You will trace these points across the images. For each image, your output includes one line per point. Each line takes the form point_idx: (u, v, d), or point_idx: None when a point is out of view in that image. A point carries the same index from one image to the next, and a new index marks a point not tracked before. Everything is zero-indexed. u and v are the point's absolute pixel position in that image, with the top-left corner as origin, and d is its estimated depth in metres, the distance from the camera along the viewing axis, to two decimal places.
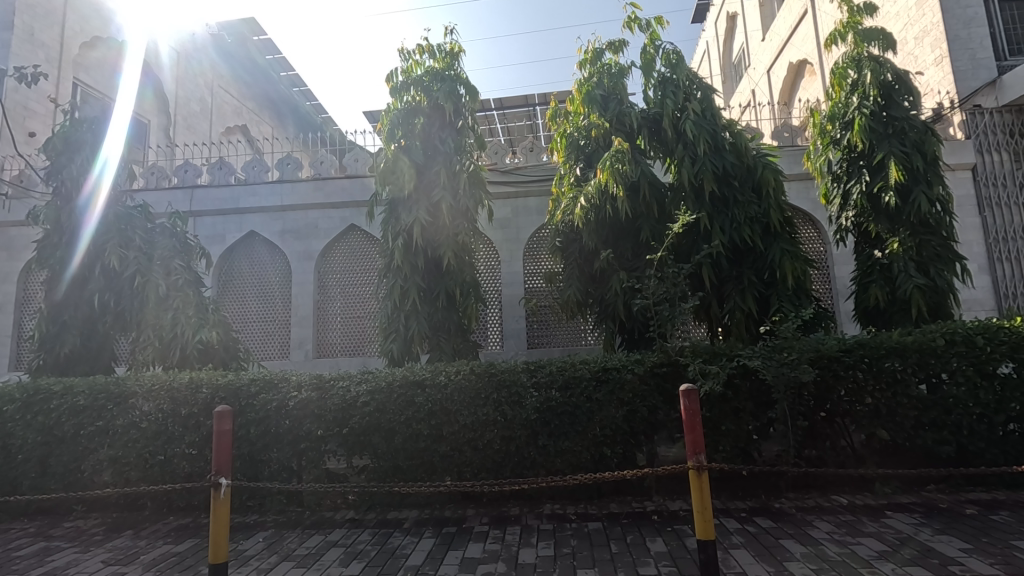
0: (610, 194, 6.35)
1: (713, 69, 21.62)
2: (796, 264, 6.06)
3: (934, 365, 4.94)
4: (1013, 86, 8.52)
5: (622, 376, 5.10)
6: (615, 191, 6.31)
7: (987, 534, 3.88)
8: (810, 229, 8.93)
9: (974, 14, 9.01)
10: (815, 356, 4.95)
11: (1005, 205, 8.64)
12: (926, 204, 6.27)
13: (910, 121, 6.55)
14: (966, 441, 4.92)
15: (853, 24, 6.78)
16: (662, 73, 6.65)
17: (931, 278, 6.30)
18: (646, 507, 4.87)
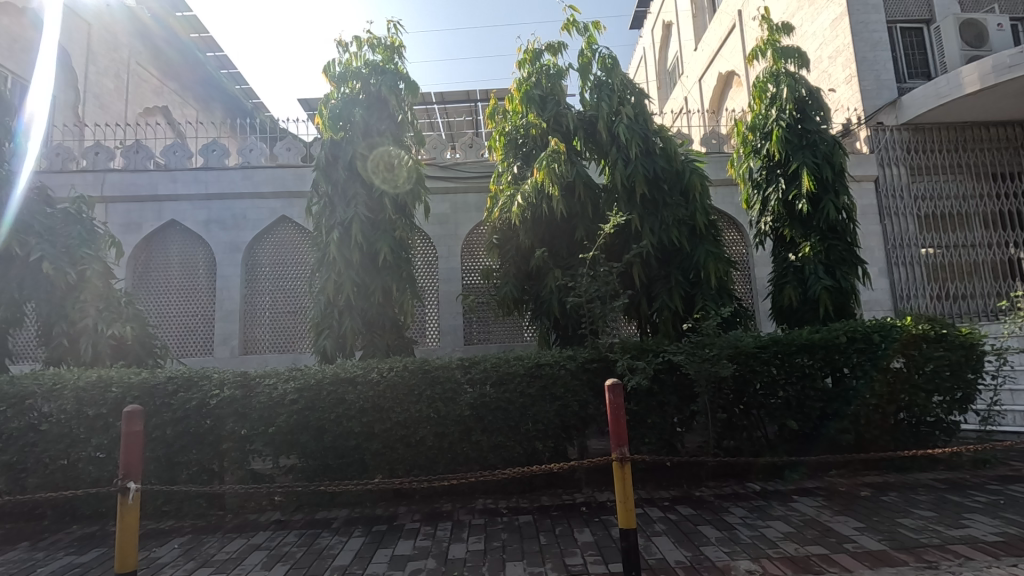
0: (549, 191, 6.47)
1: (649, 75, 22.38)
2: (718, 265, 6.39)
3: (837, 360, 5.37)
4: (910, 106, 9.34)
5: (554, 372, 5.20)
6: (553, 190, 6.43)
7: (878, 513, 4.27)
8: (733, 233, 9.43)
9: (880, 38, 9.85)
10: (734, 352, 5.27)
11: (903, 215, 9.48)
12: (834, 211, 6.78)
13: (822, 134, 7.07)
14: (864, 430, 5.36)
15: (772, 41, 7.24)
16: (599, 77, 6.81)
17: (838, 279, 6.79)
18: (575, 499, 5.01)
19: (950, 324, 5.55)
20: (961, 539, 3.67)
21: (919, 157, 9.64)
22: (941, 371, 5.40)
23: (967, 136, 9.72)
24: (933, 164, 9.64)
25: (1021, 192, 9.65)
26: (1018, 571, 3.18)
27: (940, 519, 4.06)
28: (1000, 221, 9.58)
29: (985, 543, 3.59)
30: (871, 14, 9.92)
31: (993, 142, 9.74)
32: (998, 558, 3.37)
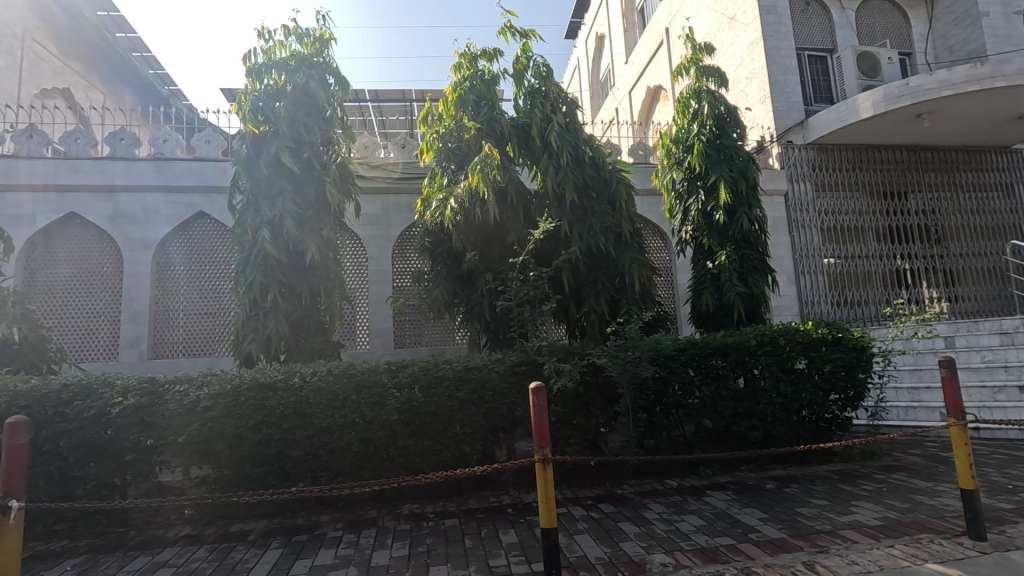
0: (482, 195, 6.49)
1: (583, 84, 23.00)
2: (642, 271, 6.67)
3: (748, 362, 5.75)
4: (815, 127, 10.15)
5: (483, 375, 5.22)
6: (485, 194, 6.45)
7: (780, 504, 4.61)
8: (658, 240, 9.85)
9: (789, 63, 10.66)
10: (654, 354, 5.53)
11: (809, 227, 10.25)
12: (747, 222, 7.25)
13: (738, 150, 7.54)
14: (771, 427, 5.74)
15: (695, 60, 7.66)
16: (533, 84, 6.92)
17: (750, 287, 7.25)
18: (502, 501, 5.06)
19: (845, 328, 6.07)
20: (849, 524, 4.03)
21: (823, 174, 10.48)
22: (837, 371, 5.89)
23: (864, 156, 10.69)
24: (834, 182, 10.52)
25: (907, 209, 10.70)
26: (894, 552, 3.54)
27: (832, 507, 4.44)
28: (890, 235, 10.58)
29: (869, 527, 3.97)
30: (783, 40, 10.71)
31: (885, 164, 10.76)
32: (878, 540, 3.73)
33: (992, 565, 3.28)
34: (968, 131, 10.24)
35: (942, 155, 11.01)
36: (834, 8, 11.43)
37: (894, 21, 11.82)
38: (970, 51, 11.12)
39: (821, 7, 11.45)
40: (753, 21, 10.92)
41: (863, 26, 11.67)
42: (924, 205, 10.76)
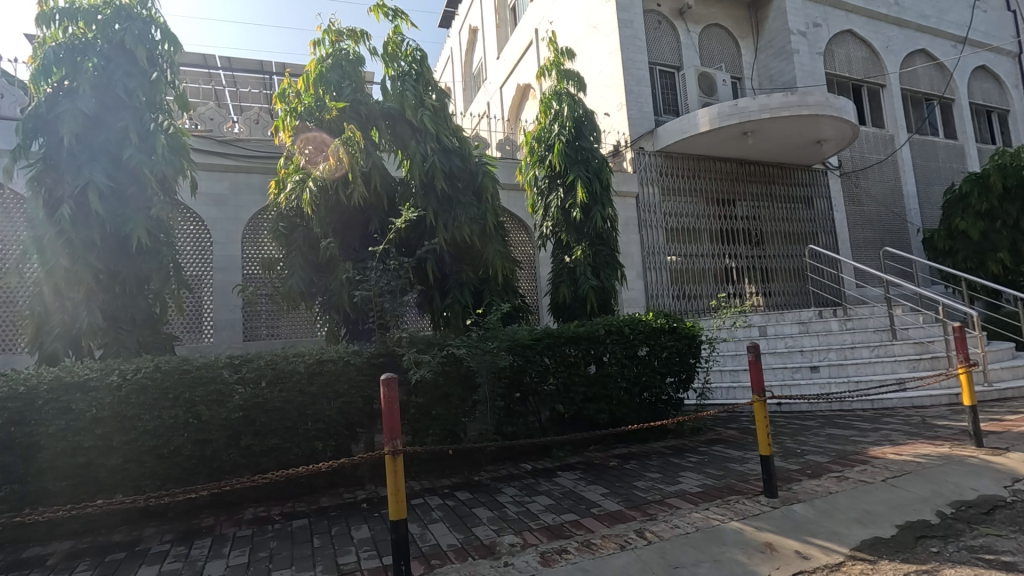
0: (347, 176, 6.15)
1: (456, 75, 22.97)
2: (505, 264, 6.87)
3: (596, 350, 6.18)
4: (663, 137, 11.22)
5: (338, 368, 5.00)
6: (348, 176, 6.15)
7: (620, 479, 5.04)
8: (522, 234, 10.17)
9: (642, 76, 11.60)
10: (512, 344, 5.73)
11: (654, 227, 11.27)
12: (600, 221, 7.78)
13: (594, 152, 8.04)
14: (616, 409, 6.22)
15: (557, 62, 8.05)
16: (403, 67, 6.73)
17: (602, 280, 7.78)
18: (356, 497, 4.91)
19: (680, 319, 6.78)
20: (675, 493, 4.53)
21: (667, 180, 11.57)
22: (672, 357, 6.57)
23: (701, 166, 11.99)
24: (677, 187, 11.66)
25: (735, 215, 12.21)
26: (708, 513, 4.05)
27: (662, 479, 4.96)
28: (721, 237, 12.00)
29: (690, 494, 4.50)
30: (637, 54, 11.59)
31: (717, 173, 12.16)
32: (697, 504, 4.24)
33: (780, 517, 3.90)
34: (781, 150, 11.96)
35: (762, 169, 12.72)
36: (681, 29, 12.62)
37: (728, 48, 13.38)
38: (785, 82, 13.04)
39: (670, 27, 12.59)
40: (613, 32, 11.67)
41: (704, 49, 13.04)
42: (747, 212, 12.35)
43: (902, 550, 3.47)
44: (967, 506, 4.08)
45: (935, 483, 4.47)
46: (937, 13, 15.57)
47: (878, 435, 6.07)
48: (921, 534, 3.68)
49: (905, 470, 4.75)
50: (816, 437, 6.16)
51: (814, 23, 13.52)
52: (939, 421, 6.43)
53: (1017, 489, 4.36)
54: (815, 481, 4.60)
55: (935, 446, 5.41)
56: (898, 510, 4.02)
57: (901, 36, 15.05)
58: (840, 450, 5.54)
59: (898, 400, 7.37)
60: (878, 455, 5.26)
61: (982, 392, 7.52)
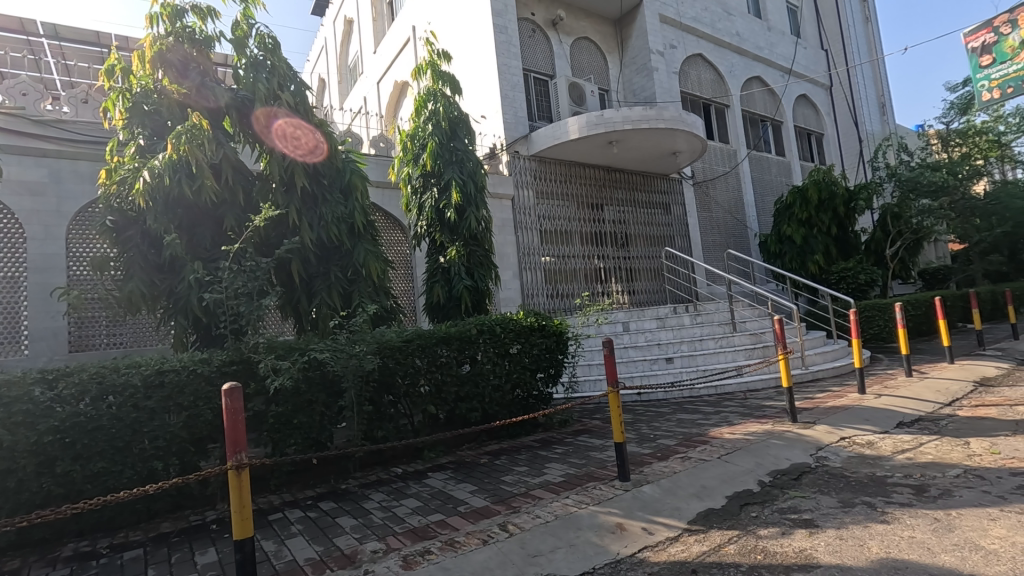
0: (281, 138, 6.17)
1: (330, 67, 21.96)
2: (377, 263, 6.64)
3: (468, 349, 6.22)
4: (536, 142, 11.63)
5: (181, 379, 4.54)
6: (276, 140, 6.14)
7: (490, 475, 5.15)
8: (397, 234, 9.99)
9: (517, 81, 11.93)
10: (381, 346, 5.58)
11: (530, 229, 11.64)
12: (474, 222, 7.85)
13: (468, 154, 8.10)
14: (488, 407, 6.31)
15: (432, 63, 8.04)
16: (255, 54, 6.28)
17: (476, 280, 7.86)
18: (205, 519, 4.50)
19: (549, 318, 7.06)
20: (540, 484, 4.73)
21: (541, 183, 12.02)
22: (542, 354, 6.81)
23: (573, 171, 12.61)
24: (549, 191, 12.14)
25: (603, 218, 12.99)
26: (568, 501, 4.28)
27: (529, 471, 5.16)
28: (591, 239, 12.69)
29: (553, 484, 4.73)
30: (512, 60, 11.89)
31: (587, 179, 12.86)
32: (558, 494, 4.45)
33: (630, 499, 4.23)
34: (643, 160, 12.97)
35: (627, 177, 13.69)
36: (553, 39, 13.18)
37: (597, 61, 14.23)
38: (646, 97, 14.15)
39: (543, 37, 13.09)
40: (488, 36, 11.86)
41: (575, 60, 13.73)
42: (614, 216, 13.21)
43: (729, 517, 3.94)
44: (782, 474, 4.73)
45: (758, 456, 5.11)
46: (768, 46, 17.87)
47: (718, 417, 6.81)
48: (745, 502, 4.19)
49: (736, 447, 5.38)
50: (667, 422, 6.77)
51: (670, 45, 14.83)
52: (766, 402, 7.37)
53: (820, 456, 5.14)
54: (663, 463, 5.05)
55: (762, 424, 6.21)
56: (728, 483, 4.55)
57: (741, 63, 17.03)
58: (686, 433, 6.12)
59: (737, 386, 8.34)
60: (716, 435, 5.90)
61: (800, 375, 8.77)
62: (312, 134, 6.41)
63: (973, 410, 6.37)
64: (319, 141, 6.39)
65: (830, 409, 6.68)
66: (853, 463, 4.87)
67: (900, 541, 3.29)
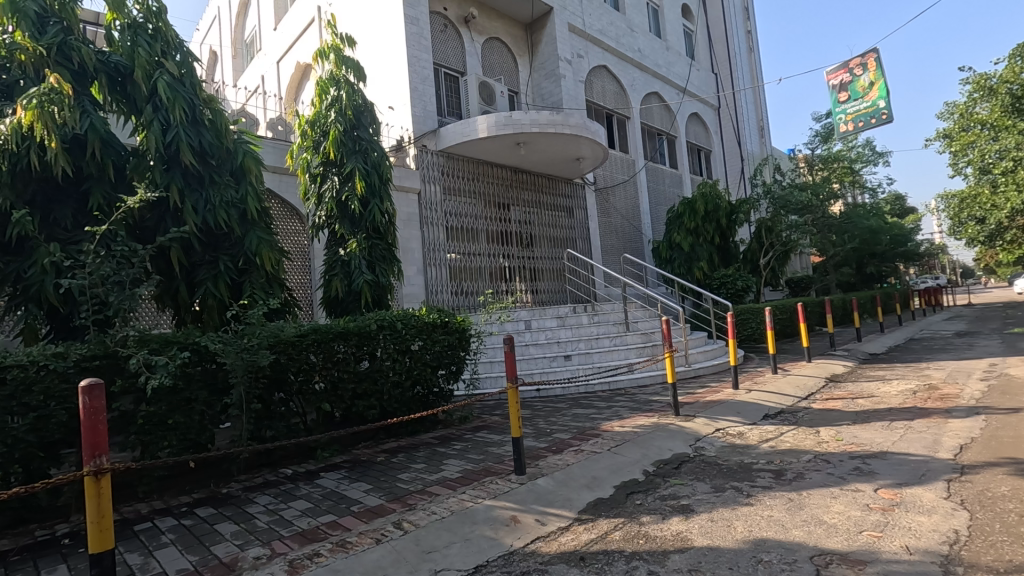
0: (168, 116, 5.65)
1: (224, 40, 20.31)
2: (271, 253, 6.23)
3: (367, 345, 6.01)
4: (445, 138, 11.54)
5: (31, 375, 3.99)
6: (154, 111, 5.58)
7: (386, 473, 5.05)
8: (295, 223, 9.49)
9: (427, 75, 11.78)
10: (274, 341, 5.25)
11: (435, 225, 11.53)
12: (378, 215, 7.63)
13: (373, 145, 7.86)
14: (387, 404, 6.18)
15: (335, 47, 7.71)
16: (134, 16, 5.68)
17: (378, 275, 7.64)
18: (55, 534, 3.99)
19: (451, 314, 7.02)
20: (437, 481, 4.71)
21: (448, 179, 11.94)
22: (443, 351, 6.75)
23: (481, 170, 12.68)
24: (457, 187, 12.11)
25: (509, 218, 13.17)
26: (464, 496, 4.30)
27: (426, 468, 5.12)
28: (497, 238, 12.83)
29: (450, 479, 4.74)
30: (422, 53, 11.72)
31: (494, 178, 12.97)
32: (455, 489, 4.47)
33: (525, 492, 4.34)
34: (548, 163, 13.32)
35: (533, 179, 13.98)
36: (465, 36, 13.17)
37: (507, 62, 14.41)
38: (553, 102, 14.55)
39: (455, 33, 13.03)
40: (398, 26, 11.60)
41: (486, 60, 13.81)
42: (520, 217, 13.45)
43: (616, 506, 4.17)
44: (664, 463, 5.10)
45: (644, 447, 5.46)
46: (666, 65, 19.09)
47: (610, 412, 7.17)
48: (630, 490, 4.47)
49: (625, 439, 5.71)
50: (563, 417, 7.02)
51: (578, 54, 15.37)
52: (653, 397, 7.88)
53: (698, 446, 5.60)
54: (557, 456, 5.23)
55: (648, 418, 6.64)
56: (616, 474, 4.81)
57: (642, 78, 18.05)
58: (580, 427, 6.39)
59: (628, 382, 8.84)
60: (608, 428, 6.22)
61: (684, 372, 9.48)
62: (196, 109, 5.88)
63: (824, 403, 7.25)
64: (201, 117, 5.88)
65: (708, 403, 7.29)
66: (725, 452, 5.36)
67: (761, 520, 3.67)
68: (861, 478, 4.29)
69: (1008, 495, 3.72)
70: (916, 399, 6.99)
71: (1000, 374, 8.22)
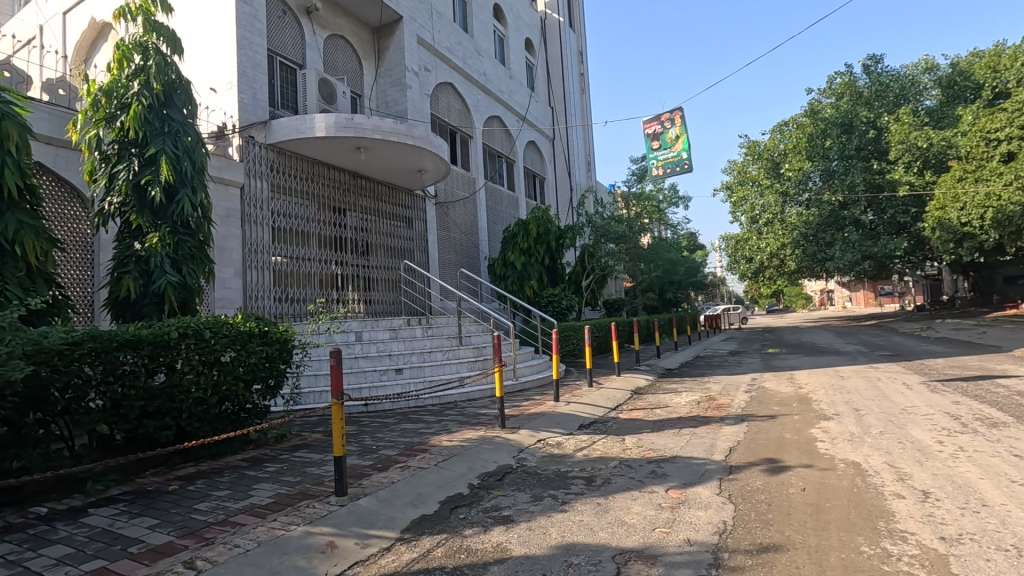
0: None
1: None
2: (38, 241, 5.09)
3: (163, 356, 5.14)
4: (276, 131, 10.64)
5: None
6: None
7: (178, 505, 4.38)
8: (75, 208, 7.94)
9: (259, 61, 10.82)
10: (34, 350, 4.20)
11: (259, 224, 10.52)
12: (188, 207, 6.70)
13: (186, 127, 6.91)
14: (184, 423, 5.40)
15: (144, 9, 6.71)
16: None
17: (183, 275, 6.68)
18: None
19: (272, 323, 6.37)
20: (242, 509, 4.23)
21: (278, 176, 11.00)
22: (260, 363, 6.07)
23: (316, 170, 11.93)
24: (287, 186, 11.22)
25: (344, 224, 12.56)
26: (275, 524, 3.92)
27: (231, 495, 4.57)
28: (330, 243, 12.13)
29: (259, 506, 4.28)
30: (255, 36, 10.79)
31: (330, 180, 12.29)
32: (264, 517, 4.05)
33: (344, 514, 4.10)
34: (390, 171, 13.02)
35: (372, 186, 13.54)
36: (306, 28, 12.43)
37: (351, 62, 13.87)
38: (397, 111, 14.36)
39: (295, 21, 12.19)
40: (228, 2, 10.51)
41: (328, 56, 13.15)
42: (356, 223, 12.91)
43: (440, 522, 4.15)
44: (488, 475, 5.23)
45: (470, 461, 5.54)
46: (508, 92, 20.10)
47: (439, 426, 7.16)
48: (455, 505, 4.48)
49: (452, 453, 5.73)
50: (391, 432, 6.83)
51: (426, 67, 15.41)
52: (481, 410, 8.07)
53: (520, 457, 5.85)
54: (382, 474, 5.05)
55: (476, 431, 6.77)
56: (441, 489, 4.80)
57: (486, 101, 18.75)
58: (408, 443, 6.27)
59: (458, 396, 8.95)
60: (435, 443, 6.19)
61: (511, 386, 9.88)
62: None
63: (629, 413, 8.11)
64: None
65: (532, 415, 7.69)
66: (545, 462, 5.68)
67: (573, 525, 3.94)
68: (656, 481, 4.87)
69: (760, 488, 4.52)
70: (699, 408, 8.19)
71: (758, 387, 10.04)
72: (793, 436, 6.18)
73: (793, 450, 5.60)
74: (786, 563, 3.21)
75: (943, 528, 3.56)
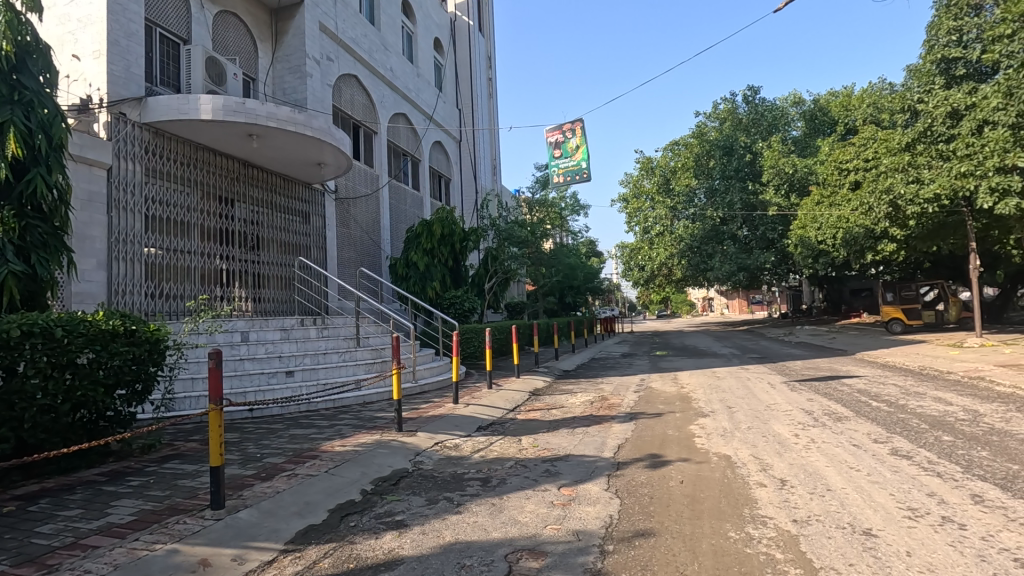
0: None
1: None
2: None
3: (1, 358, 4.45)
4: (153, 109, 9.65)
5: None
6: None
7: (13, 529, 3.80)
8: None
9: (135, 30, 9.76)
10: None
11: (130, 211, 9.48)
12: (41, 188, 5.85)
13: (42, 98, 6.05)
14: (26, 435, 4.71)
15: None
16: None
17: (31, 265, 5.83)
18: None
19: (142, 321, 5.74)
20: (97, 529, 3.77)
21: (154, 160, 9.99)
22: (125, 366, 5.44)
23: (200, 156, 10.97)
24: (165, 171, 10.22)
25: (231, 216, 11.67)
26: (136, 545, 3.52)
27: (83, 515, 4.05)
28: (214, 235, 11.21)
29: (118, 526, 3.84)
30: (131, 2, 9.72)
31: (217, 168, 11.36)
32: (124, 538, 3.64)
33: (220, 529, 3.79)
34: (285, 162, 12.29)
35: (265, 177, 12.69)
36: (193, 0, 11.40)
37: (244, 42, 12.93)
38: (296, 99, 13.60)
39: None
40: None
41: (217, 33, 12.16)
42: (245, 215, 12.03)
43: (328, 531, 3.96)
44: (382, 480, 5.10)
45: (363, 466, 5.36)
46: (415, 90, 19.78)
47: (332, 430, 6.85)
48: (345, 513, 4.30)
49: (344, 459, 5.51)
50: (278, 439, 6.42)
51: (328, 56, 14.76)
52: (377, 414, 7.84)
53: (417, 461, 5.76)
54: (266, 484, 4.73)
55: (371, 435, 6.57)
56: (331, 496, 4.59)
57: (392, 96, 18.31)
58: (296, 449, 5.94)
59: (354, 399, 8.65)
60: (326, 449, 5.92)
61: (410, 389, 9.70)
62: None
63: (526, 414, 8.28)
64: None
65: (430, 417, 7.60)
66: (441, 464, 5.64)
67: (466, 527, 3.93)
68: (549, 479, 5.01)
69: (644, 482, 4.81)
70: (592, 408, 8.54)
71: (646, 387, 10.69)
72: (675, 432, 6.66)
73: (674, 445, 6.03)
74: (663, 551, 3.43)
75: (795, 512, 4.00)
